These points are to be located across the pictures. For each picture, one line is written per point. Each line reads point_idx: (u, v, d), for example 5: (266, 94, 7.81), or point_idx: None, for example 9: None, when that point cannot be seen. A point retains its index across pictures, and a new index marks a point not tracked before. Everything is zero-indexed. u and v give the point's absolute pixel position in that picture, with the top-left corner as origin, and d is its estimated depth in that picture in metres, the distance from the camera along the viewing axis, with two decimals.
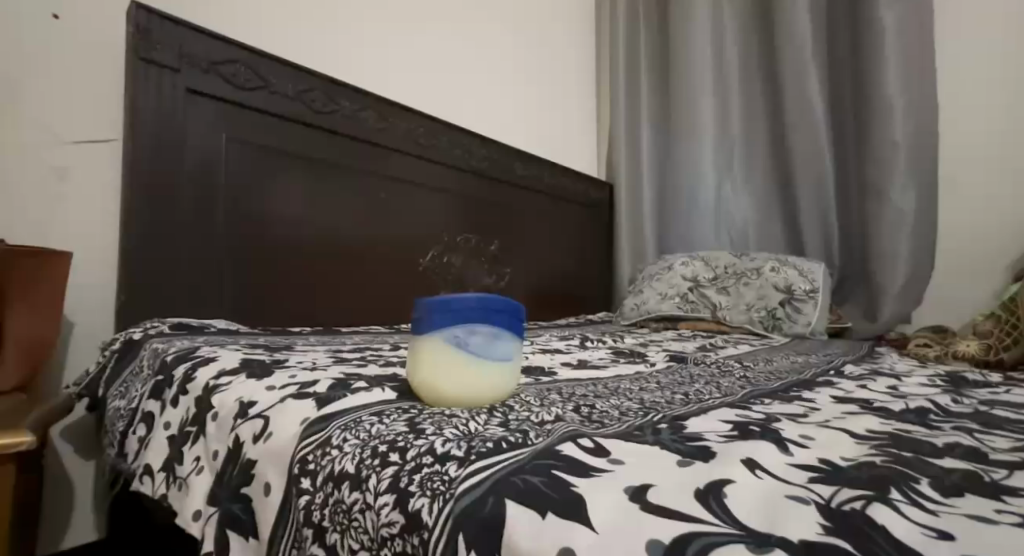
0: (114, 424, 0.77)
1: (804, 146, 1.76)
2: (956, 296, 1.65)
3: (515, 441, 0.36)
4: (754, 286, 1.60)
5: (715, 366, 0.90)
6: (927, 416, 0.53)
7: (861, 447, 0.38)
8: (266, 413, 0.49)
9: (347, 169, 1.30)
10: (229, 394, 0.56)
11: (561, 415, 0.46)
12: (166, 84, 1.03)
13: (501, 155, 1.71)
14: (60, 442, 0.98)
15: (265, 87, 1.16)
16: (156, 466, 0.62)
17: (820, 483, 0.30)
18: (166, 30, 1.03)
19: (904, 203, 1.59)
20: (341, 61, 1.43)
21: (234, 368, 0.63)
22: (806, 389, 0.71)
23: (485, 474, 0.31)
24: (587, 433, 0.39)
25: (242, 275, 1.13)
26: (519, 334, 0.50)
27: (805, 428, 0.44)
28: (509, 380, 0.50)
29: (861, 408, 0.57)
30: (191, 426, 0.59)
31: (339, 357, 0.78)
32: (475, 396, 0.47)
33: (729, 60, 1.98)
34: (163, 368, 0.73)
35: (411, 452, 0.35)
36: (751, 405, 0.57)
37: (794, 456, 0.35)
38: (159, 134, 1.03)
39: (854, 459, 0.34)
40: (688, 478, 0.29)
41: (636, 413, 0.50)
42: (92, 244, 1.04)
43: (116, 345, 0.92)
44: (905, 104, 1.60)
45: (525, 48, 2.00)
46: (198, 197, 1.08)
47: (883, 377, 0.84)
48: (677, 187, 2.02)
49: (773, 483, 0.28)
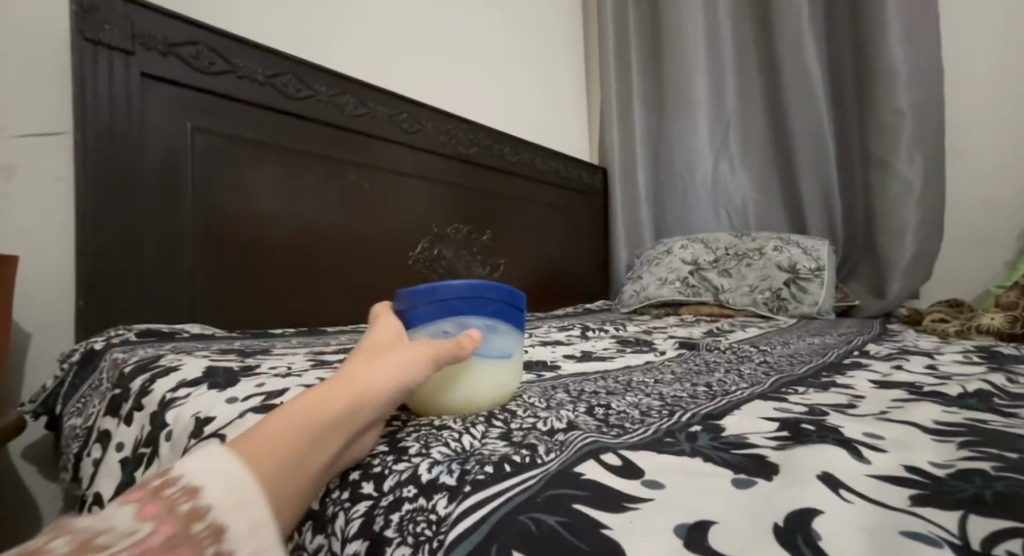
0: (70, 445, 0.69)
1: (803, 119, 1.69)
2: (965, 269, 1.60)
3: (521, 461, 0.29)
4: (757, 267, 1.53)
5: (731, 352, 0.83)
6: (991, 401, 0.47)
7: (948, 447, 0.31)
8: (222, 431, 0.41)
9: (325, 157, 1.22)
10: (185, 409, 0.48)
11: (573, 420, 0.39)
12: (118, 70, 0.94)
13: (489, 139, 1.63)
14: (24, 464, 0.90)
15: (232, 71, 1.07)
16: (108, 494, 0.54)
17: (931, 505, 0.22)
18: (115, 9, 0.94)
19: (911, 173, 1.52)
20: (317, 44, 1.34)
21: (196, 378, 0.55)
22: (837, 374, 0.64)
23: (485, 512, 0.23)
24: (610, 446, 0.31)
25: (213, 276, 1.04)
26: (519, 327, 0.42)
27: (867, 423, 0.37)
28: (508, 387, 0.42)
29: (912, 393, 0.50)
30: (143, 448, 0.51)
31: (319, 359, 0.70)
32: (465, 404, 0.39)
33: (722, 32, 1.89)
34: (120, 381, 0.65)
35: (388, 483, 0.28)
36: (787, 396, 0.50)
37: (874, 464, 0.28)
38: (112, 125, 0.94)
39: (953, 467, 0.27)
40: (757, 510, 0.22)
41: (659, 412, 0.42)
42: (41, 246, 0.94)
43: (76, 356, 0.83)
44: (911, 70, 1.52)
45: (509, 28, 1.90)
46: (163, 189, 0.99)
47: (915, 356, 0.77)
48: (673, 168, 1.94)
49: (875, 519, 0.21)
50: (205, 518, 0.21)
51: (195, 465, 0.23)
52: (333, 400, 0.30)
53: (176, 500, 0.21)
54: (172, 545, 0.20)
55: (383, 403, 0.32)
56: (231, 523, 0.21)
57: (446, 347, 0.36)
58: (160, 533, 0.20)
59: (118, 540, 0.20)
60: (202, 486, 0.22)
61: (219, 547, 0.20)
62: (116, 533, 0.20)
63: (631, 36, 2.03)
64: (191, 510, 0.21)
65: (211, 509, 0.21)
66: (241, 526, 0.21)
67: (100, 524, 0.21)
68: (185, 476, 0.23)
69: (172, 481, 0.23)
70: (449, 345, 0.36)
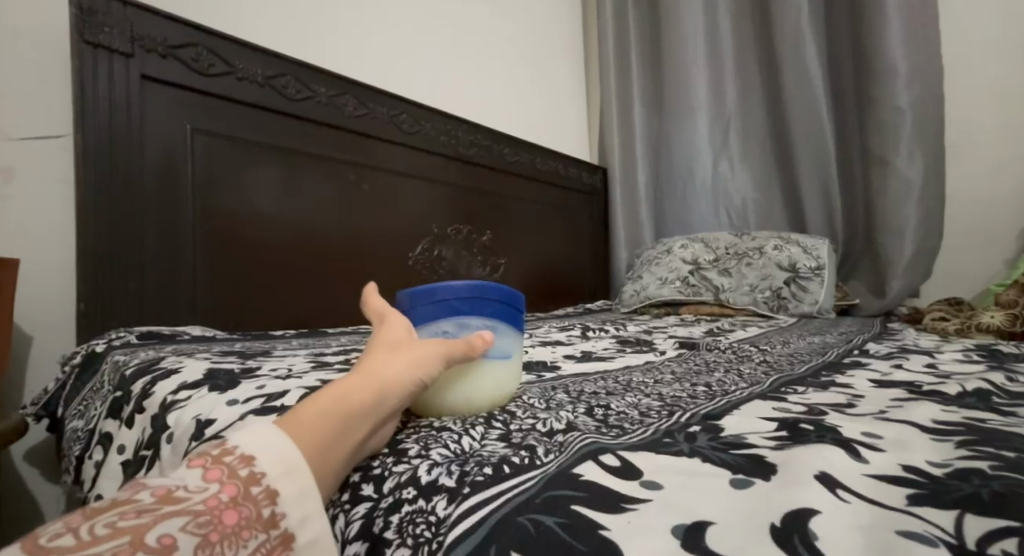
0: (72, 447, 0.69)
1: (803, 117, 1.69)
2: (966, 267, 1.60)
3: (520, 462, 0.29)
4: (757, 266, 1.53)
5: (731, 351, 0.83)
6: (990, 400, 0.47)
7: (946, 447, 0.31)
8: (224, 433, 0.41)
9: (325, 158, 1.22)
10: (186, 411, 0.48)
11: (573, 421, 0.39)
12: (118, 72, 0.94)
13: (488, 139, 1.63)
14: (27, 466, 0.91)
15: (232, 72, 1.07)
16: (110, 496, 0.55)
17: (928, 504, 0.23)
18: (114, 11, 0.94)
19: (911, 171, 1.52)
20: (317, 45, 1.34)
21: (197, 380, 0.55)
22: (837, 373, 0.64)
23: (484, 513, 0.23)
24: (609, 447, 0.31)
25: (214, 278, 1.04)
26: (518, 328, 0.43)
27: (866, 423, 0.37)
28: (509, 388, 0.43)
29: (911, 392, 0.51)
30: (145, 450, 0.51)
31: (319, 361, 0.70)
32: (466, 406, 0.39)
33: (722, 31, 1.89)
34: (121, 383, 0.65)
35: (388, 484, 0.28)
36: (786, 395, 0.50)
37: (872, 464, 0.28)
38: (112, 127, 0.94)
39: (950, 466, 0.27)
40: (755, 511, 0.22)
41: (658, 413, 0.43)
42: (42, 249, 0.94)
43: (78, 358, 0.84)
44: (910, 68, 1.52)
45: (508, 28, 1.90)
46: (163, 191, 0.99)
47: (915, 355, 0.77)
48: (673, 167, 1.94)
49: (872, 519, 0.21)
50: (262, 482, 0.25)
51: (250, 438, 0.26)
52: (360, 390, 0.31)
53: (236, 465, 0.25)
54: (236, 503, 0.23)
55: (405, 393, 0.33)
56: (283, 491, 0.25)
57: (460, 346, 0.36)
58: (226, 492, 0.24)
59: (193, 495, 0.23)
60: (256, 456, 0.25)
61: (273, 508, 0.24)
62: (190, 489, 0.23)
63: (630, 35, 2.02)
64: (249, 475, 0.25)
65: (266, 475, 0.25)
66: (292, 492, 0.25)
67: (173, 480, 0.24)
68: (241, 446, 0.26)
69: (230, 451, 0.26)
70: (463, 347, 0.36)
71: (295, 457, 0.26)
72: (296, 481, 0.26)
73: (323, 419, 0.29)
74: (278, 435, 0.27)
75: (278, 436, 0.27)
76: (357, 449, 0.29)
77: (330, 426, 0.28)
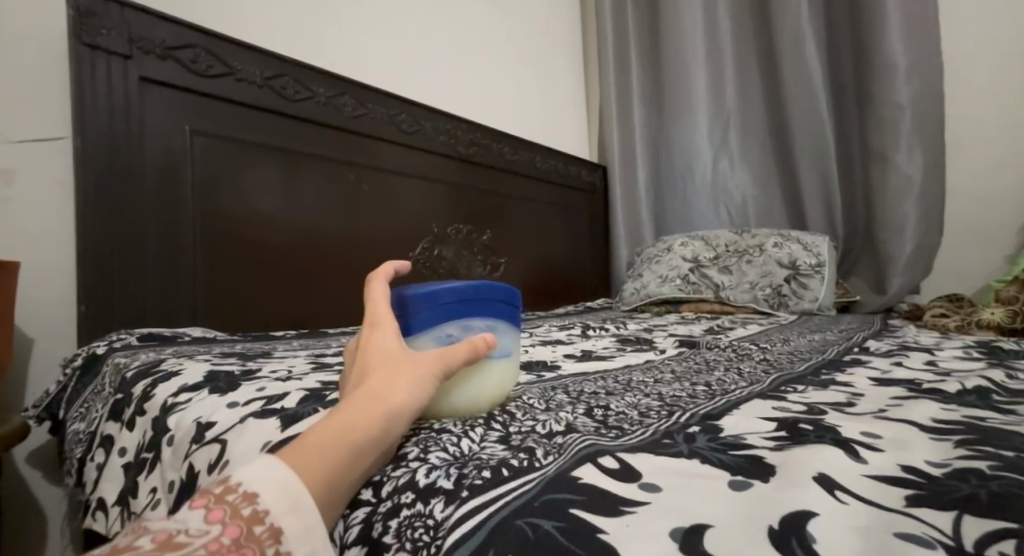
0: (74, 450, 0.69)
1: (803, 114, 1.69)
2: (967, 263, 1.59)
3: (519, 464, 0.29)
4: (757, 263, 1.53)
5: (731, 350, 0.83)
6: (990, 398, 0.47)
7: (946, 446, 0.31)
8: (224, 436, 0.41)
9: (324, 159, 1.22)
10: (186, 413, 0.48)
11: (572, 422, 0.39)
12: (117, 75, 0.94)
13: (488, 139, 1.63)
14: (28, 468, 0.91)
15: (230, 73, 1.07)
16: (112, 499, 0.55)
17: (924, 504, 0.23)
18: (111, 13, 0.94)
19: (911, 167, 1.52)
20: (315, 45, 1.34)
21: (197, 382, 0.55)
22: (837, 371, 0.64)
23: (483, 516, 0.23)
24: (608, 449, 0.31)
25: (214, 279, 1.04)
26: (517, 326, 0.43)
27: (865, 422, 0.37)
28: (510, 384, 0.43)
29: (910, 390, 0.51)
30: (146, 453, 0.51)
31: (319, 362, 0.70)
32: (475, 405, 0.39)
33: (721, 27, 1.88)
34: (122, 385, 0.65)
35: (387, 488, 0.28)
36: (786, 394, 0.50)
37: (870, 464, 0.28)
38: (112, 129, 0.94)
39: (949, 467, 0.27)
40: (753, 513, 0.22)
41: (658, 413, 0.43)
42: (44, 252, 0.94)
43: (79, 360, 0.84)
44: (910, 64, 1.51)
45: (507, 26, 1.90)
46: (162, 193, 0.99)
47: (915, 352, 0.77)
48: (672, 164, 1.93)
49: (868, 519, 0.21)
50: (265, 521, 0.23)
51: (253, 473, 0.25)
52: (370, 415, 0.30)
53: (239, 504, 0.23)
54: (239, 544, 0.22)
55: (412, 413, 0.32)
56: (287, 528, 0.24)
57: (463, 352, 0.36)
58: (228, 534, 0.22)
59: (195, 539, 0.22)
60: (259, 493, 0.24)
61: (277, 548, 0.23)
62: (192, 532, 0.22)
63: (630, 32, 2.02)
64: (252, 514, 0.23)
65: (271, 513, 0.24)
66: (296, 530, 0.24)
67: (173, 525, 0.23)
68: (244, 483, 0.25)
69: (233, 489, 0.25)
70: (466, 352, 0.36)
71: (302, 495, 0.25)
72: (303, 519, 0.24)
73: (329, 453, 0.27)
74: (281, 468, 0.26)
75: (283, 472, 0.26)
76: (363, 478, 0.28)
77: (338, 459, 0.27)
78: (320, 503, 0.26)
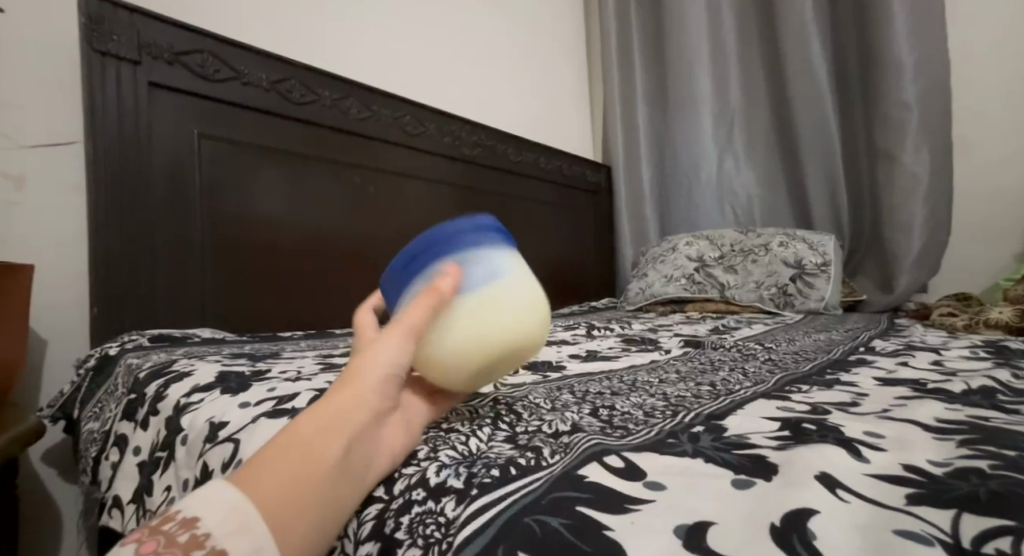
0: (88, 449, 0.71)
1: (809, 113, 1.69)
2: (974, 261, 1.59)
3: (527, 463, 0.30)
4: (763, 263, 1.52)
5: (736, 350, 0.83)
6: (994, 397, 0.47)
7: (947, 445, 0.32)
8: (236, 436, 0.42)
9: (331, 162, 1.23)
10: (199, 413, 0.49)
11: (577, 422, 0.39)
12: (127, 80, 0.95)
13: (492, 140, 1.63)
14: (43, 467, 0.93)
15: (237, 77, 1.08)
16: (127, 497, 0.56)
17: (925, 502, 0.23)
18: (122, 18, 0.95)
19: (918, 166, 1.51)
20: (321, 48, 1.35)
21: (209, 382, 0.56)
22: (842, 371, 0.65)
23: (492, 515, 0.24)
24: (613, 448, 0.32)
25: (223, 281, 1.06)
26: (497, 249, 0.37)
27: (867, 421, 0.38)
28: (537, 304, 0.37)
29: (915, 390, 0.51)
30: (160, 452, 0.52)
31: (328, 363, 0.71)
32: (492, 343, 0.34)
33: (725, 26, 1.88)
34: (135, 386, 0.66)
35: (399, 487, 0.29)
36: (790, 394, 0.50)
37: (871, 462, 0.29)
38: (122, 133, 0.96)
39: (949, 465, 0.28)
40: (755, 511, 0.23)
41: (662, 413, 0.43)
42: (58, 254, 0.96)
43: (91, 361, 0.85)
44: (916, 62, 1.51)
45: (510, 26, 1.91)
46: (172, 196, 1.01)
47: (921, 352, 0.77)
48: (677, 165, 1.94)
49: (868, 516, 0.22)
50: (203, 546, 0.23)
51: (191, 502, 0.25)
52: (322, 414, 0.29)
53: (174, 533, 0.24)
54: None
55: (380, 403, 0.31)
56: (232, 549, 0.23)
57: (421, 305, 0.33)
58: None
59: None
60: (200, 518, 0.24)
61: None
62: None
63: (634, 32, 2.02)
64: (190, 540, 0.23)
65: (213, 537, 0.23)
66: (243, 551, 0.23)
67: None
68: (183, 511, 0.25)
69: (172, 519, 0.25)
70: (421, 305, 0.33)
71: (250, 513, 0.24)
72: (254, 537, 0.24)
73: (287, 460, 0.27)
74: (229, 492, 0.25)
75: (226, 494, 0.25)
76: (337, 479, 0.27)
77: (296, 464, 0.27)
78: (281, 517, 0.25)
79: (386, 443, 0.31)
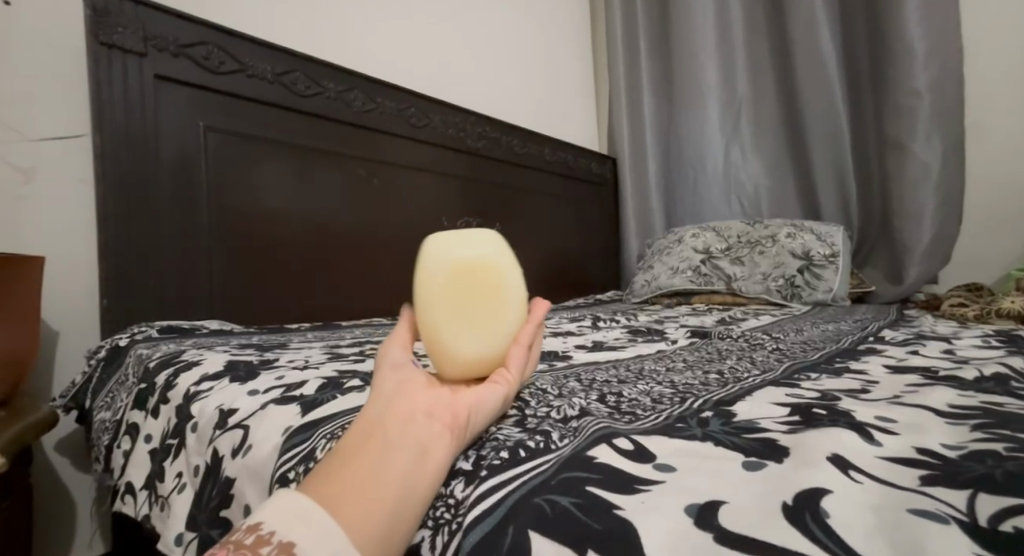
0: (100, 438, 0.72)
1: (816, 102, 1.67)
2: (983, 252, 1.58)
3: (535, 446, 0.29)
4: (770, 254, 1.51)
5: (743, 340, 0.83)
6: (1008, 384, 0.46)
7: (961, 430, 0.31)
8: (246, 423, 0.42)
9: (336, 154, 1.23)
10: (209, 401, 0.50)
11: (585, 408, 0.39)
12: (131, 71, 0.95)
13: (497, 131, 1.63)
14: (57, 456, 0.94)
15: (242, 69, 1.08)
16: (138, 485, 0.57)
17: (938, 483, 0.23)
18: (127, 10, 0.95)
19: (929, 155, 1.49)
20: (325, 41, 1.35)
21: (218, 372, 0.57)
22: (851, 360, 0.64)
23: (501, 495, 0.24)
24: (621, 432, 0.32)
25: (231, 273, 1.06)
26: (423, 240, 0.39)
27: (879, 407, 0.38)
28: (481, 236, 0.37)
29: (926, 377, 0.50)
30: (171, 440, 0.53)
31: (334, 353, 0.71)
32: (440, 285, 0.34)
33: (733, 14, 1.85)
34: (145, 376, 0.67)
35: None
36: (798, 382, 0.50)
37: (884, 445, 0.29)
38: (128, 127, 0.96)
39: (964, 448, 0.27)
40: (768, 491, 0.22)
41: (671, 399, 0.43)
42: (68, 247, 0.97)
43: (102, 353, 0.86)
44: (927, 49, 1.48)
45: (515, 17, 1.89)
46: (179, 188, 1.01)
47: (931, 341, 0.76)
48: (682, 157, 1.92)
49: (882, 496, 0.22)
50: (270, 542, 0.23)
51: (258, 512, 0.24)
52: (357, 426, 0.28)
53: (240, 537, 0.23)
54: None
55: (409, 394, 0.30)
56: (298, 541, 0.22)
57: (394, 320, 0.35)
58: None
59: None
60: (263, 521, 0.24)
61: None
62: None
63: (639, 20, 1.99)
64: (257, 541, 0.23)
65: (277, 532, 0.23)
66: (311, 541, 0.22)
67: None
68: (249, 520, 0.24)
69: (239, 529, 0.24)
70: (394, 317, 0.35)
71: (311, 511, 0.24)
72: (318, 533, 0.23)
73: (332, 466, 0.26)
74: (300, 498, 0.24)
75: (298, 501, 0.24)
76: (382, 465, 0.25)
77: (336, 466, 0.26)
78: (340, 512, 0.24)
79: (428, 418, 0.29)
